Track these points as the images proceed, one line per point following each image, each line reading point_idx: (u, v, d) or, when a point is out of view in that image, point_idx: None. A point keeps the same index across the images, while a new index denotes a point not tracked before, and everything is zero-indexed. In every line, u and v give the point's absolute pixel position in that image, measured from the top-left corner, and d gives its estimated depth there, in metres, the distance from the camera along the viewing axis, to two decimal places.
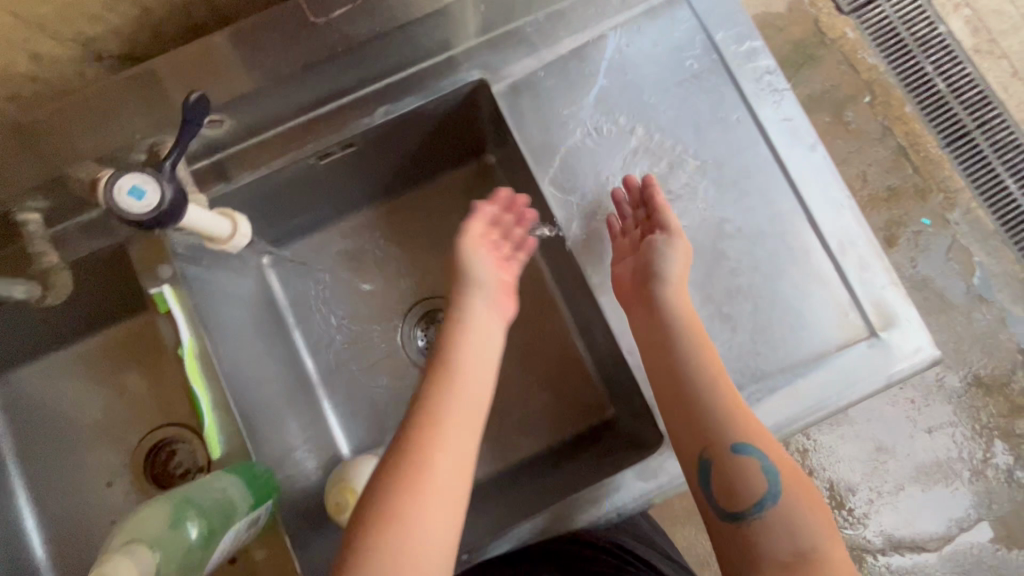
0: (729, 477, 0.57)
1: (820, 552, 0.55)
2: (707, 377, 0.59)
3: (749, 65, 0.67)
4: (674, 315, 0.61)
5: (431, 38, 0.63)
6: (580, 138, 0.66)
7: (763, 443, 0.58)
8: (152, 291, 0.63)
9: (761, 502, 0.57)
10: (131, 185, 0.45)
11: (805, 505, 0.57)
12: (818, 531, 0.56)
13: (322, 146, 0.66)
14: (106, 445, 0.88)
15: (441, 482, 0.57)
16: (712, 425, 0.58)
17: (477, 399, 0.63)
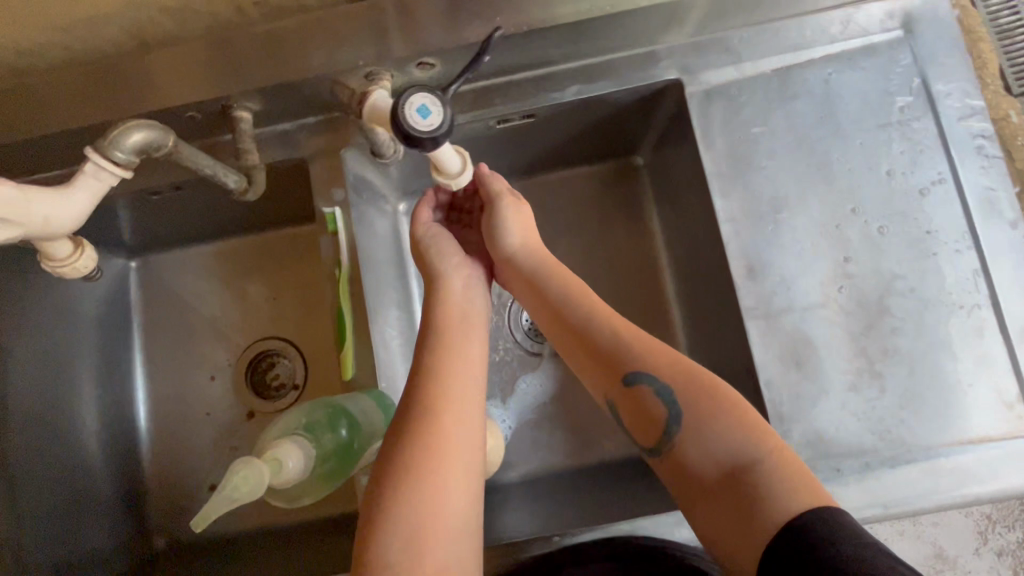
0: (634, 408, 0.60)
1: (756, 464, 0.54)
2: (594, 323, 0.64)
3: (963, 123, 0.63)
4: (538, 271, 0.69)
5: (645, 28, 0.63)
6: (765, 158, 0.65)
7: (657, 368, 0.60)
8: (325, 210, 0.66)
9: (667, 429, 0.58)
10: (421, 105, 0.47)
11: (727, 421, 0.56)
12: (752, 446, 0.54)
13: (507, 111, 0.68)
14: (216, 341, 0.94)
15: (451, 419, 0.58)
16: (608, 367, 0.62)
17: (467, 349, 0.64)
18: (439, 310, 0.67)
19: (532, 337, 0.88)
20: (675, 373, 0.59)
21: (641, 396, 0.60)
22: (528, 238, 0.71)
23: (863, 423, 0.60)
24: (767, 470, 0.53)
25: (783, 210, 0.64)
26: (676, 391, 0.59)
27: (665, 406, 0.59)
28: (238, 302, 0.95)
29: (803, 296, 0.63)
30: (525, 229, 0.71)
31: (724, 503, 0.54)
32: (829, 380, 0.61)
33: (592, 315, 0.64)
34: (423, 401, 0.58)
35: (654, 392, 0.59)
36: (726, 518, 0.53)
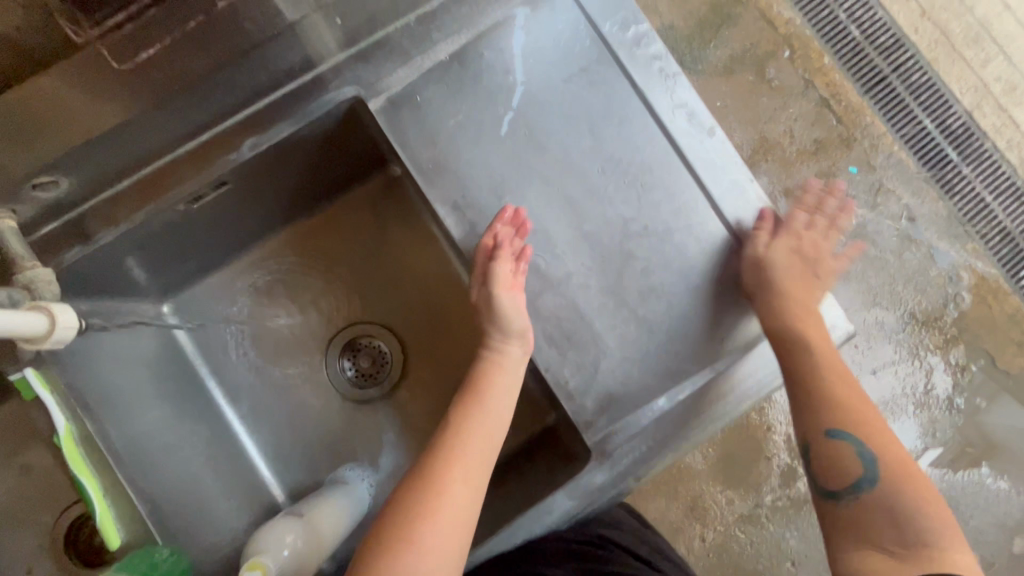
0: (830, 461, 0.61)
1: (937, 539, 0.54)
2: (831, 403, 0.63)
3: (638, 51, 0.64)
4: (793, 329, 0.63)
5: (288, 59, 0.56)
6: (470, 149, 0.62)
7: (859, 429, 0.61)
8: (13, 376, 0.56)
9: (859, 484, 0.59)
10: None
11: (904, 476, 0.58)
12: (934, 512, 0.56)
13: (187, 192, 0.60)
14: (19, 529, 0.82)
15: (449, 504, 0.55)
16: (826, 421, 0.62)
17: (491, 428, 0.61)
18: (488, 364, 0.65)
19: (356, 383, 0.84)
20: (870, 431, 0.61)
21: (844, 453, 0.60)
22: (721, 298, 0.63)
23: (644, 368, 0.61)
24: (946, 556, 0.53)
25: (506, 193, 0.62)
26: (878, 449, 0.60)
27: (867, 465, 0.59)
28: (29, 477, 0.82)
29: (552, 271, 0.62)
30: (757, 273, 0.63)
31: (877, 526, 0.56)
32: (603, 340, 0.62)
33: (808, 339, 0.63)
34: (431, 475, 0.57)
35: (852, 448, 0.60)
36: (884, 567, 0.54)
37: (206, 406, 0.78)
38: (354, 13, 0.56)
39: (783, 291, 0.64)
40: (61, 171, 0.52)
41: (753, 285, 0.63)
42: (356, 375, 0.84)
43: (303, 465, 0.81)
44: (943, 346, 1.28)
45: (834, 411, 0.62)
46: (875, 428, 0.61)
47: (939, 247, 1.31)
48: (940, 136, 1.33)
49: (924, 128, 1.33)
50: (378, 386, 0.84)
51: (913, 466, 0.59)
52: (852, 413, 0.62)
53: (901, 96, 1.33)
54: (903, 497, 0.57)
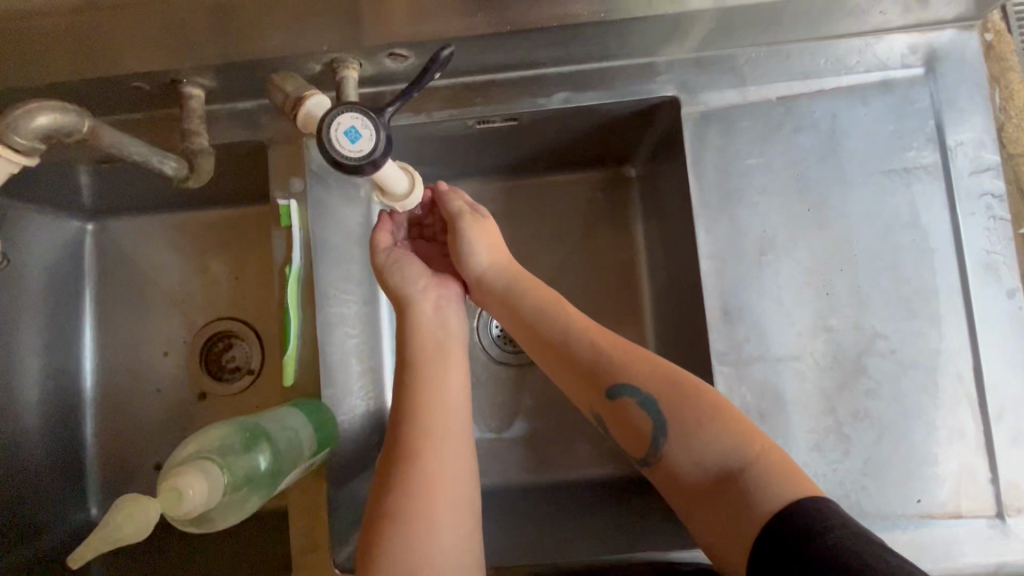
0: (621, 423, 0.58)
1: (744, 468, 0.52)
2: (639, 365, 0.58)
3: (973, 176, 0.59)
4: (597, 349, 0.60)
5: (644, 39, 0.57)
6: (756, 193, 0.60)
7: (643, 381, 0.57)
8: (280, 202, 0.62)
9: (655, 441, 0.56)
10: (349, 126, 0.43)
11: (696, 420, 0.54)
12: (740, 449, 0.53)
13: (487, 113, 0.62)
14: (173, 316, 0.90)
15: (432, 465, 0.58)
16: (612, 374, 0.58)
17: (455, 391, 0.63)
18: (410, 343, 0.65)
19: (499, 344, 0.84)
20: (686, 390, 0.56)
21: (627, 410, 0.57)
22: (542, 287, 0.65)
23: (821, 485, 0.57)
24: (763, 464, 0.51)
25: (769, 251, 0.60)
26: (670, 408, 0.55)
27: (650, 416, 0.56)
28: (199, 279, 0.91)
29: (778, 346, 0.59)
30: (493, 251, 0.67)
31: (701, 487, 0.54)
32: (794, 437, 0.58)
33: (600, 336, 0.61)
34: (405, 454, 0.58)
35: (645, 407, 0.57)
36: (718, 529, 0.52)
37: None
38: (729, 23, 0.56)
39: (620, 347, 0.60)
40: (415, 50, 0.55)
41: (494, 286, 0.66)
42: (502, 336, 0.84)
43: None
44: None
45: (625, 365, 0.58)
46: (669, 390, 0.56)
47: None
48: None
49: None
50: (517, 356, 0.83)
51: (726, 409, 0.54)
52: (664, 386, 0.56)
53: None
54: (699, 433, 0.54)
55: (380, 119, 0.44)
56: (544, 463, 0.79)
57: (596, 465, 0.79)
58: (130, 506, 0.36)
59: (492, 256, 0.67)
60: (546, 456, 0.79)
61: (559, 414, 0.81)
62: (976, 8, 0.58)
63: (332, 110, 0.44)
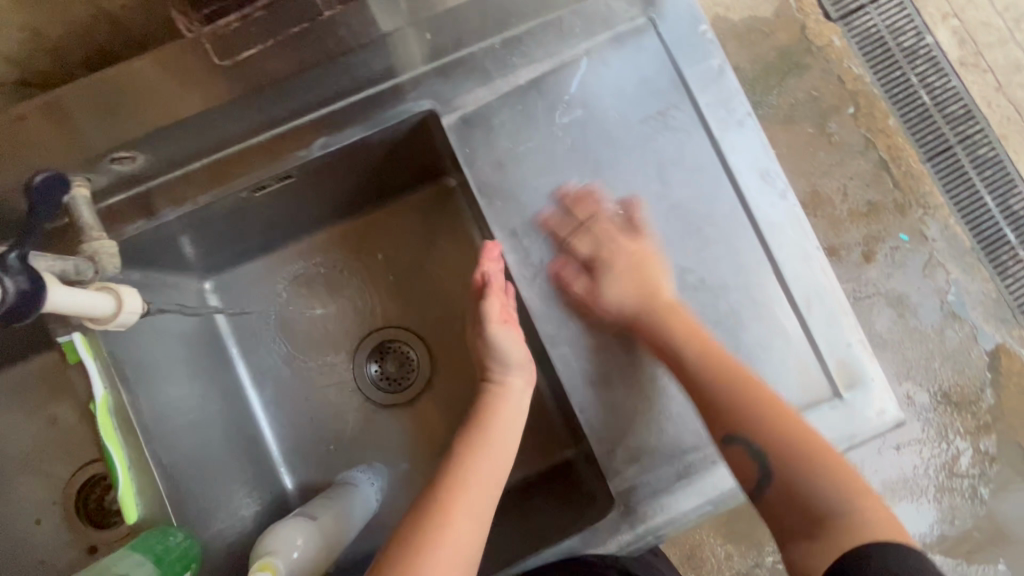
0: (727, 463, 0.58)
1: (841, 512, 0.54)
2: (793, 444, 0.56)
3: (719, 99, 0.63)
4: (790, 432, 0.56)
5: (372, 66, 0.57)
6: (537, 176, 0.62)
7: (762, 441, 0.56)
8: (61, 338, 0.57)
9: (759, 486, 0.57)
10: None
11: (820, 470, 0.55)
12: (845, 498, 0.55)
13: (253, 182, 0.60)
14: (34, 480, 0.83)
15: (447, 546, 0.54)
16: (778, 462, 0.56)
17: (496, 460, 0.61)
18: (486, 412, 0.64)
19: (381, 387, 0.83)
20: (798, 442, 0.56)
21: (734, 457, 0.57)
22: (668, 227, 0.62)
23: (680, 424, 0.60)
24: (857, 519, 0.53)
25: (565, 226, 0.61)
26: (767, 448, 0.57)
27: (757, 466, 0.57)
28: (51, 431, 0.84)
29: (602, 311, 0.61)
30: (637, 267, 0.61)
31: (792, 513, 0.56)
32: (643, 389, 0.60)
33: (789, 419, 0.57)
34: (442, 504, 0.56)
35: (749, 451, 0.57)
36: (802, 551, 0.54)
37: (233, 387, 0.79)
38: (444, 30, 0.56)
39: (762, 397, 0.57)
40: (139, 148, 0.53)
41: (653, 335, 0.60)
42: (381, 379, 0.83)
43: (317, 460, 0.81)
44: (974, 432, 1.17)
45: (772, 423, 0.56)
46: (810, 459, 0.56)
47: (983, 329, 1.19)
48: (999, 216, 1.25)
49: (983, 203, 1.25)
50: (402, 393, 0.84)
51: (842, 466, 0.56)
52: (770, 413, 0.57)
53: (963, 166, 1.26)
54: (804, 475, 0.56)
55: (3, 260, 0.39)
56: None
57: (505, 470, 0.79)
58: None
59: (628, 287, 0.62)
60: None
61: None
62: None
63: None
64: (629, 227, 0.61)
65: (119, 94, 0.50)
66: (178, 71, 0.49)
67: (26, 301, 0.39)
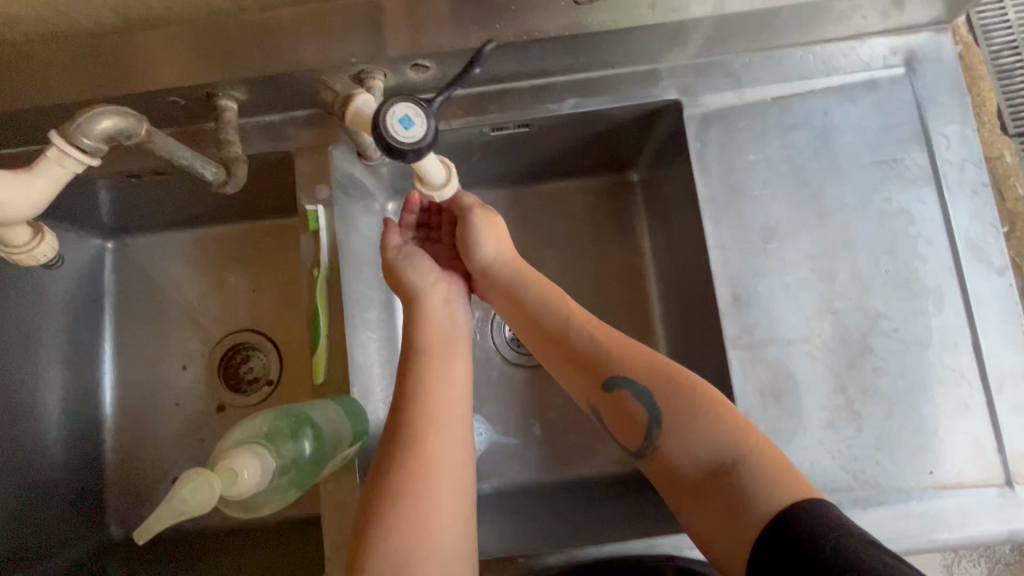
0: (618, 414, 0.59)
1: (751, 464, 0.52)
2: (689, 402, 0.56)
3: (957, 164, 0.63)
4: (687, 389, 0.57)
5: (648, 46, 0.62)
6: (758, 186, 0.64)
7: (637, 371, 0.59)
8: (307, 208, 0.64)
9: (648, 434, 0.57)
10: (403, 114, 0.46)
11: (690, 411, 0.56)
12: (735, 445, 0.54)
13: (501, 120, 0.66)
14: (190, 331, 0.92)
15: (437, 447, 0.58)
16: (672, 424, 0.56)
17: (456, 375, 0.64)
18: (420, 331, 0.67)
19: (514, 346, 0.86)
20: (702, 401, 0.56)
21: (625, 402, 0.59)
22: (500, 247, 0.71)
23: (836, 461, 0.60)
24: (756, 473, 0.52)
25: (773, 240, 0.63)
26: (664, 402, 0.57)
27: (645, 410, 0.58)
28: (216, 293, 0.93)
29: (786, 329, 0.62)
30: (499, 241, 0.71)
31: (711, 496, 0.53)
32: (808, 415, 0.61)
33: (699, 384, 0.58)
34: (417, 426, 0.59)
35: (638, 397, 0.58)
36: (713, 521, 0.52)
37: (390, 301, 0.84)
38: (725, 31, 0.60)
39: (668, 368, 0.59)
40: (436, 60, 0.58)
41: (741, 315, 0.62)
42: (516, 338, 0.86)
43: None
44: None
45: (654, 366, 0.59)
46: (723, 411, 0.55)
47: None
48: None
49: None
50: (530, 357, 0.86)
51: (724, 405, 0.56)
52: (654, 367, 0.59)
53: None
54: (698, 424, 0.55)
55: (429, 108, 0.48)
56: (562, 461, 0.81)
57: (612, 459, 0.81)
58: (194, 482, 0.37)
59: (503, 255, 0.72)
60: (563, 454, 0.81)
61: (576, 414, 0.83)
62: (948, 13, 0.63)
63: (386, 101, 0.47)
64: (835, 258, 0.63)
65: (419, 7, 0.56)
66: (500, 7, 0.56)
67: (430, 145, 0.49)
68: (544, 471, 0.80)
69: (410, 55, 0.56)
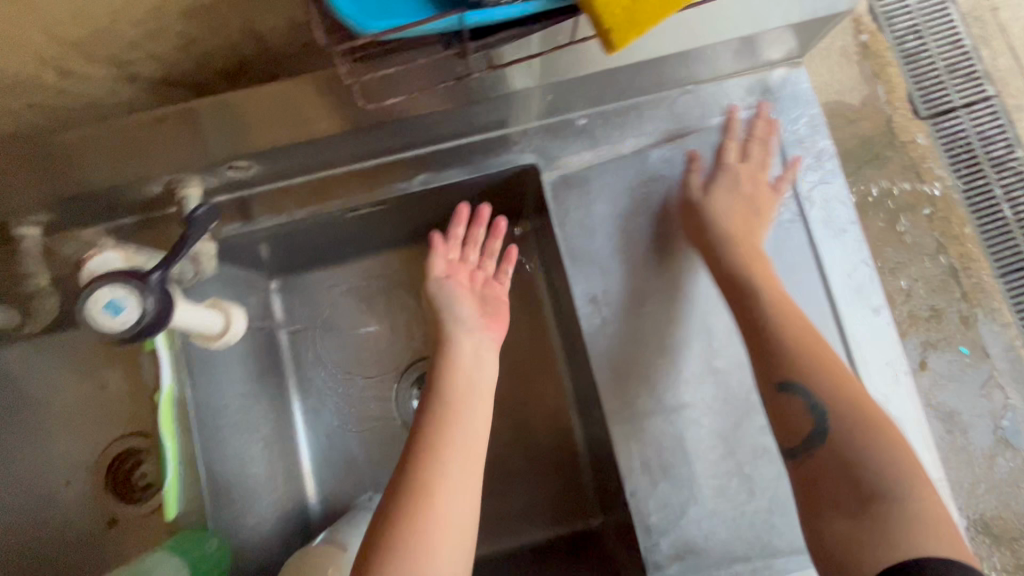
0: (776, 418, 0.52)
1: (896, 499, 0.45)
2: (875, 435, 0.48)
3: (824, 203, 0.61)
4: (850, 407, 0.50)
5: (489, 116, 0.58)
6: (627, 247, 0.61)
7: (824, 383, 0.51)
8: None
9: (811, 440, 0.50)
10: (109, 299, 0.42)
11: (860, 431, 0.48)
12: (905, 479, 0.46)
13: (349, 205, 0.61)
14: (73, 441, 0.85)
15: (445, 516, 0.52)
16: (865, 454, 0.47)
17: (470, 431, 0.57)
18: (443, 376, 0.61)
19: None
20: (850, 401, 0.50)
21: (788, 406, 0.51)
22: (733, 205, 0.59)
23: (733, 530, 0.57)
24: (913, 518, 0.44)
25: (647, 302, 0.60)
26: (829, 401, 0.50)
27: (813, 417, 0.50)
28: (97, 397, 0.86)
29: (670, 395, 0.59)
30: (741, 219, 0.59)
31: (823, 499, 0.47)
32: (700, 486, 0.58)
33: (846, 384, 0.51)
34: (425, 482, 0.53)
35: (807, 404, 0.50)
36: (850, 532, 0.45)
37: (278, 387, 0.78)
38: (566, 94, 0.57)
39: (842, 374, 0.52)
40: (255, 159, 0.54)
41: (730, 264, 0.57)
42: None
43: (343, 476, 0.80)
44: None
45: (865, 417, 0.49)
46: (893, 445, 0.47)
47: None
48: None
49: None
50: None
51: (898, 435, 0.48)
52: (851, 400, 0.50)
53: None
54: (881, 457, 0.47)
55: (146, 283, 0.43)
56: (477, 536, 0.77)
57: (528, 526, 0.78)
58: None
59: (737, 240, 0.58)
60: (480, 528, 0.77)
61: (488, 484, 0.79)
62: (800, 46, 0.61)
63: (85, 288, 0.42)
64: (714, 314, 0.60)
65: (238, 107, 0.52)
66: (309, 97, 0.51)
67: (161, 313, 0.44)
68: None
69: (228, 158, 0.51)
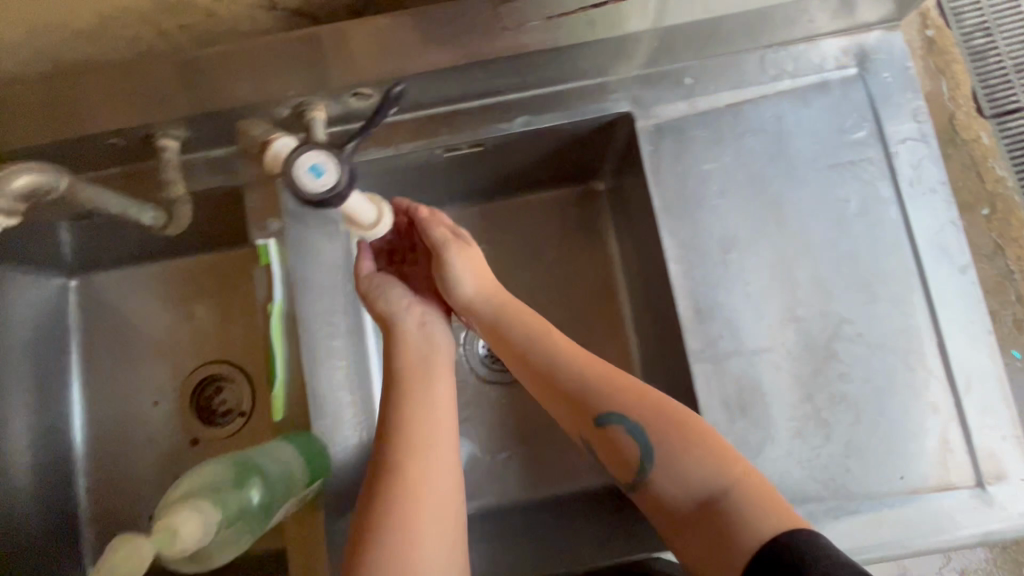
0: (610, 449, 0.60)
1: (725, 496, 0.53)
2: (694, 446, 0.55)
3: (913, 163, 0.62)
4: (635, 409, 0.58)
5: (593, 61, 0.61)
6: (715, 196, 0.63)
7: (628, 408, 0.59)
8: (258, 241, 0.64)
9: (642, 466, 0.58)
10: (311, 163, 0.46)
11: (680, 443, 0.56)
12: (722, 474, 0.54)
13: (452, 142, 0.65)
14: (160, 366, 0.91)
15: (424, 488, 0.56)
16: (690, 471, 0.55)
17: (442, 410, 0.62)
18: (395, 365, 0.65)
19: (487, 363, 0.85)
20: (664, 419, 0.57)
21: (615, 438, 0.59)
22: (481, 280, 0.68)
23: (808, 471, 0.59)
24: (740, 507, 0.52)
25: (733, 250, 0.62)
26: (646, 427, 0.57)
27: (638, 446, 0.58)
28: (185, 326, 0.91)
29: (750, 339, 0.61)
30: (477, 275, 0.68)
31: (684, 518, 0.55)
32: (777, 427, 0.60)
33: (644, 393, 0.59)
34: (390, 462, 0.57)
35: (628, 433, 0.58)
36: (697, 546, 0.53)
37: None
38: (671, 42, 0.59)
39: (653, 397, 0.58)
40: (379, 88, 0.57)
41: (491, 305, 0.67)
42: (490, 356, 0.85)
43: None
44: None
45: (671, 425, 0.57)
46: (709, 448, 0.55)
47: None
48: None
49: None
50: (505, 374, 0.85)
51: (711, 437, 0.55)
52: (670, 416, 0.57)
53: None
54: (698, 463, 0.55)
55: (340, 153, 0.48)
56: (538, 478, 0.80)
57: (588, 473, 0.80)
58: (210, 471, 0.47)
59: (480, 284, 0.68)
60: (541, 471, 0.80)
61: (550, 430, 0.82)
62: (898, 9, 0.62)
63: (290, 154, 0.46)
64: (798, 265, 0.62)
65: (366, 34, 0.55)
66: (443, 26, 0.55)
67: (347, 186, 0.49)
68: (521, 489, 0.80)
69: (355, 85, 0.56)
